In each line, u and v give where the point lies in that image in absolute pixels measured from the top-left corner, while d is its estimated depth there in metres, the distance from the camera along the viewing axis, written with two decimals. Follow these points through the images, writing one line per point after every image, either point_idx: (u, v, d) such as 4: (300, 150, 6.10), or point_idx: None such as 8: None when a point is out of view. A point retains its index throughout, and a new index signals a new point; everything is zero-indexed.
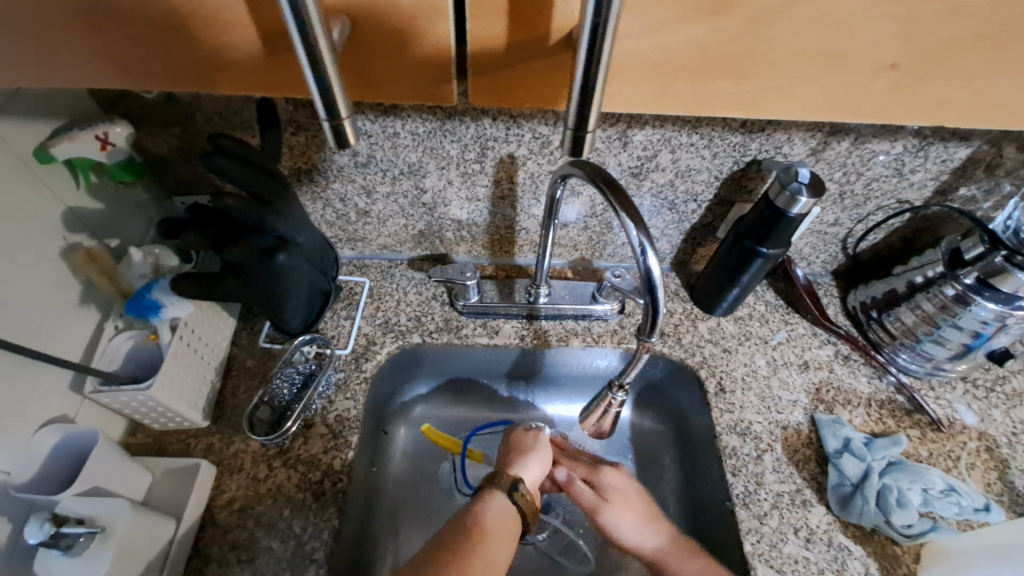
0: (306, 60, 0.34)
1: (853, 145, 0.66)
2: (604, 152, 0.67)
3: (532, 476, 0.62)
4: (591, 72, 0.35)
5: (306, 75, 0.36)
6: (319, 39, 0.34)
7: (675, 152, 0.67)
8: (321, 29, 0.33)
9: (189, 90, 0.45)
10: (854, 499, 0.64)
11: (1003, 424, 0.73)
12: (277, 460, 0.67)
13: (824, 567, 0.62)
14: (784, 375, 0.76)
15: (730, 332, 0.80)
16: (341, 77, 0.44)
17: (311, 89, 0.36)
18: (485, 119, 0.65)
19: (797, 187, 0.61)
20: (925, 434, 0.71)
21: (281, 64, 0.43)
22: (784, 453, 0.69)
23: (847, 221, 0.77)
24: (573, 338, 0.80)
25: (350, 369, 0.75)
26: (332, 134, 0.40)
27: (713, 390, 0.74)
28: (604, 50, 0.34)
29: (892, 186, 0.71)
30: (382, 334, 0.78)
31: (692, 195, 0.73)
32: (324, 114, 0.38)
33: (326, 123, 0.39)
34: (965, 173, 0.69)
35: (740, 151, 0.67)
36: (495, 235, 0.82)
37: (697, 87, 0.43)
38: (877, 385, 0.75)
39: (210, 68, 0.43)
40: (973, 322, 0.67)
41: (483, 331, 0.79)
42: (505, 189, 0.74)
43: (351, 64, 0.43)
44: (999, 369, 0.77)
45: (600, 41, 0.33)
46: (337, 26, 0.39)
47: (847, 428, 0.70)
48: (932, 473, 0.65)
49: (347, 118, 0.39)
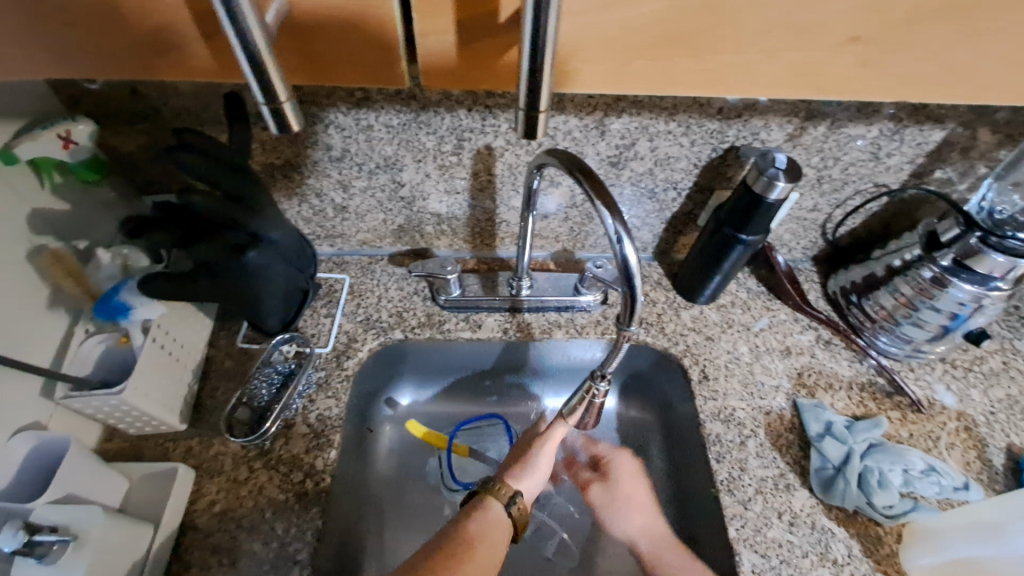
0: (240, 45, 0.34)
1: (829, 130, 0.66)
2: (582, 141, 0.67)
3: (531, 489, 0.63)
4: (538, 48, 0.34)
5: (239, 59, 0.35)
6: (253, 26, 0.33)
7: (653, 140, 0.67)
8: (252, 11, 0.32)
9: (126, 78, 0.44)
10: (835, 482, 0.64)
11: (981, 403, 0.73)
12: (258, 461, 0.66)
13: (808, 550, 0.62)
14: (766, 361, 0.76)
15: (712, 320, 0.80)
16: (288, 58, 0.43)
17: (245, 73, 0.36)
18: (460, 110, 0.64)
19: (773, 172, 0.61)
20: (906, 416, 0.72)
21: (221, 46, 0.41)
22: (767, 438, 0.69)
23: (826, 207, 0.77)
24: (556, 330, 0.79)
25: (331, 367, 0.74)
26: (275, 120, 0.39)
27: (696, 378, 0.74)
28: (549, 25, 0.33)
29: (869, 170, 0.71)
30: (363, 331, 0.77)
31: (672, 183, 0.73)
32: (263, 98, 0.37)
33: (265, 107, 0.38)
34: (940, 156, 0.69)
35: (717, 138, 0.67)
36: (475, 228, 0.81)
37: (651, 63, 0.42)
38: (858, 368, 0.76)
39: (150, 54, 0.42)
40: (950, 304, 0.68)
41: (465, 325, 0.79)
42: (484, 181, 0.73)
43: (296, 46, 0.42)
44: (977, 349, 0.78)
45: (543, 16, 0.33)
46: (272, 7, 0.38)
47: (829, 412, 0.70)
48: (912, 454, 0.66)
49: (289, 101, 0.38)
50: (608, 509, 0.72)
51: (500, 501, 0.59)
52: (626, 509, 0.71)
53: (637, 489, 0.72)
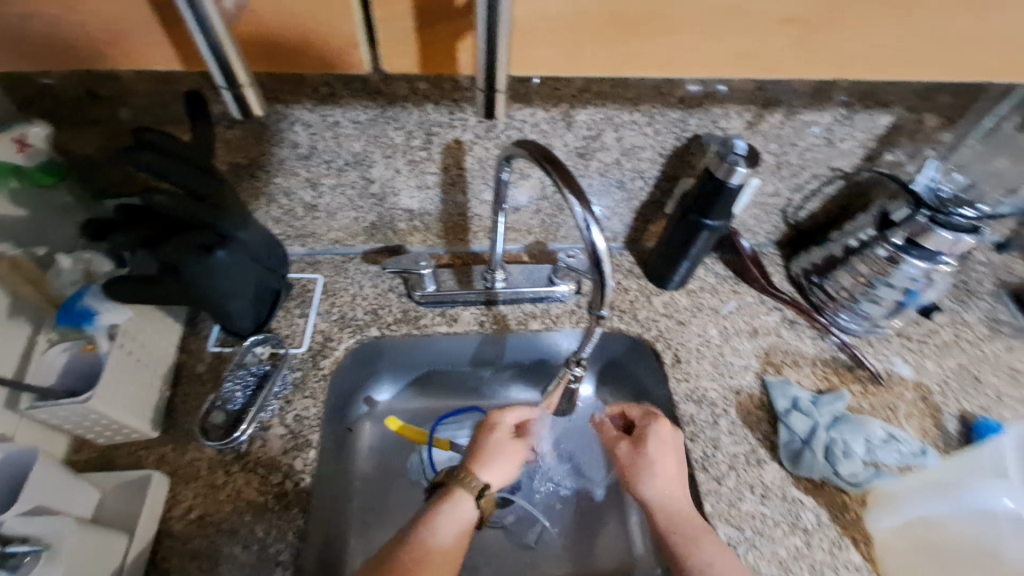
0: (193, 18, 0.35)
1: (786, 117, 0.68)
2: (550, 133, 0.68)
3: (496, 478, 0.62)
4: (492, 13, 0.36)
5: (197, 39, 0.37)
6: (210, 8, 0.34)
7: (619, 130, 0.68)
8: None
9: (81, 65, 0.43)
10: (803, 454, 0.67)
11: (935, 373, 0.78)
12: (235, 465, 0.65)
13: (779, 520, 0.64)
14: (735, 343, 0.79)
15: (683, 305, 0.82)
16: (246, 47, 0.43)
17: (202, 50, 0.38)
18: (427, 105, 0.64)
19: (734, 159, 0.64)
20: (867, 388, 0.75)
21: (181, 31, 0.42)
22: (738, 416, 0.72)
23: (786, 192, 0.80)
24: (531, 321, 0.80)
25: (307, 367, 0.73)
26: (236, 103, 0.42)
27: (670, 362, 0.77)
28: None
29: (824, 155, 0.74)
30: (339, 330, 0.77)
31: (639, 172, 0.75)
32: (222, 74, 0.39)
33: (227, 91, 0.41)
34: (890, 139, 0.72)
35: (680, 127, 0.69)
36: (448, 224, 0.82)
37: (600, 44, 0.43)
38: (821, 345, 0.79)
39: (108, 39, 0.42)
40: (903, 280, 0.72)
41: (442, 320, 0.79)
42: (454, 176, 0.74)
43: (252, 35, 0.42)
44: (930, 323, 0.82)
45: None
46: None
47: (794, 387, 0.73)
48: (872, 424, 0.69)
49: (248, 84, 0.41)
50: (646, 477, 0.62)
51: (466, 492, 0.59)
52: (651, 474, 0.63)
53: (673, 456, 0.64)
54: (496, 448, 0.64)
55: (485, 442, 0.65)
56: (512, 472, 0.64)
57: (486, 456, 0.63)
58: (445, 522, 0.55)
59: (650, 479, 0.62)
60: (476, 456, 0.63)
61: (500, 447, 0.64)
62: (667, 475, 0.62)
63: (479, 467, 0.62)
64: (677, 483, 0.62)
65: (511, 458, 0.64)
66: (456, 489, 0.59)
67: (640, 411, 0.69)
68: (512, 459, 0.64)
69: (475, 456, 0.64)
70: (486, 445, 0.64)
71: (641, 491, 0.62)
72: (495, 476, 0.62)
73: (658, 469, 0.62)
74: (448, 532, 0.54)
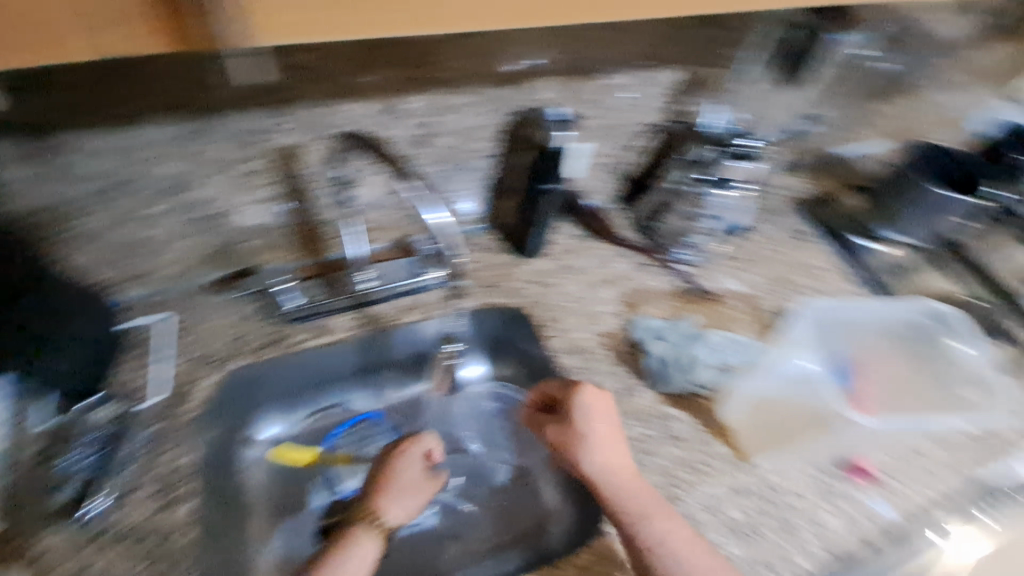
0: None
1: (593, 81, 0.76)
2: (381, 125, 0.69)
3: (402, 511, 0.66)
4: None
5: None
6: None
7: (448, 113, 0.71)
8: None
9: None
10: (666, 373, 0.76)
11: (759, 282, 0.91)
12: (96, 541, 0.57)
13: (659, 436, 0.73)
14: (598, 293, 0.86)
15: (548, 268, 0.88)
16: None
17: None
18: None
19: (555, 123, 0.70)
20: (709, 307, 0.87)
21: None
22: (609, 355, 0.80)
23: (613, 151, 0.89)
24: (407, 314, 0.80)
25: (168, 416, 0.67)
26: None
27: (543, 322, 0.82)
28: None
29: (634, 112, 0.84)
30: (199, 367, 0.71)
31: (478, 151, 0.79)
32: None
33: None
34: (680, 92, 0.84)
35: (503, 102, 0.73)
36: (300, 235, 0.79)
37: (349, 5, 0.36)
38: (668, 279, 0.89)
39: None
40: (712, 208, 0.88)
41: (313, 332, 0.77)
42: (292, 183, 0.72)
43: None
44: (747, 242, 0.97)
45: None
46: None
47: (651, 320, 0.82)
48: (713, 334, 0.81)
49: None
50: (584, 449, 0.67)
51: (367, 528, 0.62)
52: (595, 447, 0.67)
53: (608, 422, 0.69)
54: (399, 483, 0.69)
55: (386, 477, 0.69)
56: (417, 503, 0.68)
57: (390, 491, 0.67)
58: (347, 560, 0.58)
59: (594, 451, 0.67)
60: (379, 493, 0.67)
61: (403, 482, 0.69)
62: (608, 446, 0.67)
63: (382, 502, 0.66)
64: (617, 454, 0.67)
65: (413, 490, 0.69)
66: (360, 528, 0.62)
67: (562, 386, 0.75)
68: (417, 497, 0.68)
69: (378, 495, 0.67)
70: (387, 482, 0.68)
71: (583, 462, 0.67)
72: (400, 509, 0.66)
73: (600, 442, 0.67)
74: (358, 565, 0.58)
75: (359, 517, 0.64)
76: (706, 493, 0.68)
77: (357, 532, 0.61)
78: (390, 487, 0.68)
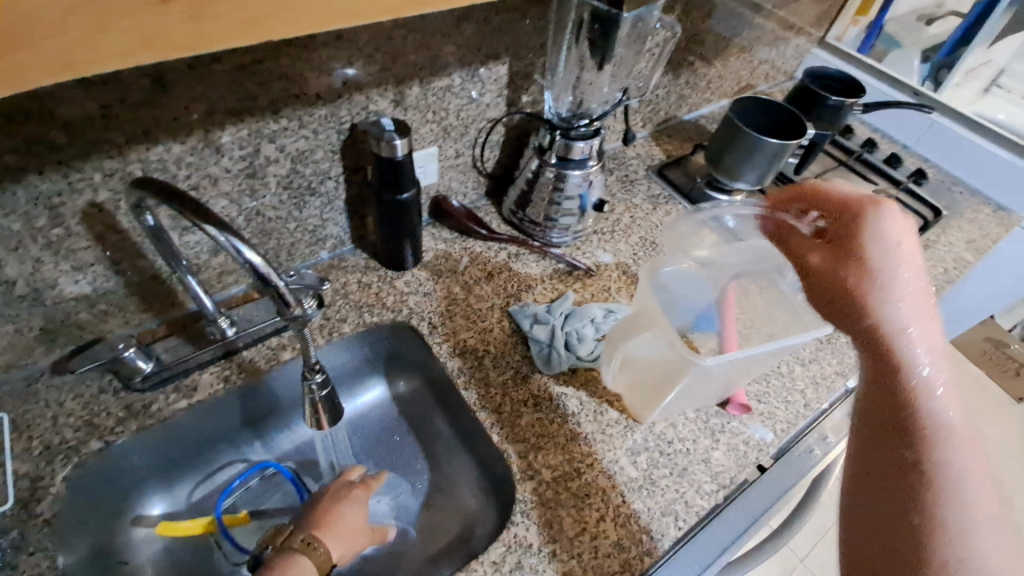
0: None
1: (423, 88, 0.77)
2: (202, 164, 0.65)
3: (342, 549, 0.65)
4: None
5: None
6: None
7: (276, 140, 0.69)
8: None
9: None
10: (551, 355, 0.79)
11: (627, 251, 0.97)
12: None
13: (553, 416, 0.75)
14: (478, 291, 0.87)
15: (424, 277, 0.88)
16: None
17: None
18: (29, 176, 0.56)
19: (389, 134, 0.70)
20: (585, 283, 0.91)
21: None
22: (496, 349, 0.81)
23: (466, 151, 0.90)
24: (283, 351, 0.77)
25: (20, 522, 0.60)
26: None
27: (427, 331, 0.82)
28: None
29: (475, 111, 0.86)
30: (47, 463, 0.64)
31: (323, 174, 0.77)
32: None
33: None
34: (516, 84, 0.87)
35: (334, 120, 0.72)
36: (146, 294, 0.73)
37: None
38: (544, 264, 0.93)
39: None
40: (574, 189, 0.88)
41: (178, 396, 0.71)
42: (118, 242, 0.66)
43: None
44: (613, 215, 1.02)
45: None
46: None
47: (531, 307, 0.84)
48: (593, 307, 0.84)
49: None
50: (889, 290, 0.54)
51: (309, 561, 0.61)
52: (893, 279, 0.54)
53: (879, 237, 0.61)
54: (348, 518, 0.67)
55: (339, 510, 0.68)
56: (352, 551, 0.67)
57: (336, 526, 0.66)
58: None
59: (898, 272, 0.54)
60: (325, 526, 0.66)
61: (351, 520, 0.67)
62: (915, 276, 0.54)
63: (327, 537, 0.65)
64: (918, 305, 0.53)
65: (357, 532, 0.67)
66: (302, 560, 0.60)
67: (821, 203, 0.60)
68: (358, 530, 0.68)
69: (325, 528, 0.65)
70: (338, 514, 0.67)
71: (883, 311, 0.54)
72: (339, 547, 0.65)
73: (906, 266, 0.54)
74: None
75: (302, 546, 0.62)
76: (605, 460, 0.72)
77: (298, 565, 0.60)
78: (338, 521, 0.66)
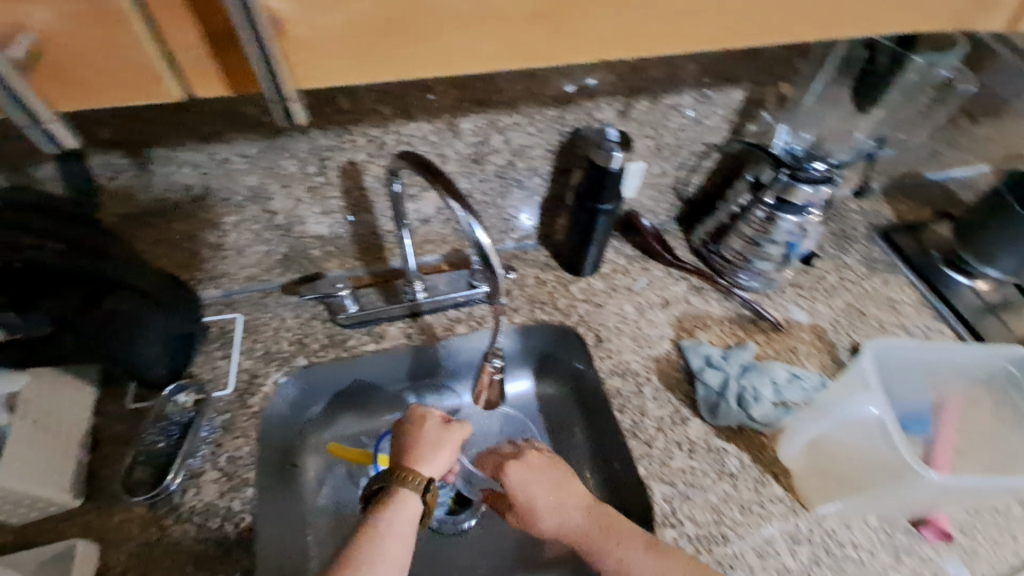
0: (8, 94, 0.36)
1: (653, 103, 0.75)
2: (440, 144, 0.72)
3: (439, 466, 0.63)
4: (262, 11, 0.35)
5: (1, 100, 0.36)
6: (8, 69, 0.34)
7: (505, 133, 0.73)
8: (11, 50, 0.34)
9: None
10: (720, 405, 0.72)
11: (827, 313, 0.86)
12: (168, 518, 0.63)
13: (707, 469, 0.69)
14: (650, 316, 0.84)
15: (599, 288, 0.87)
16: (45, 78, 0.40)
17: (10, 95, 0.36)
18: (314, 131, 0.67)
19: (609, 146, 0.70)
20: (770, 337, 0.82)
21: None
22: (659, 381, 0.77)
23: (672, 171, 0.87)
24: (458, 325, 0.83)
25: (235, 407, 0.72)
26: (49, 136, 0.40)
27: (592, 342, 0.81)
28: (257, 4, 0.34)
29: (695, 133, 0.82)
30: (265, 364, 0.76)
31: (533, 169, 0.80)
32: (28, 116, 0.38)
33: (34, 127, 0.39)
34: (746, 113, 0.81)
35: (559, 123, 0.74)
36: (362, 245, 0.83)
37: (365, 59, 0.40)
38: (726, 305, 0.86)
39: None
40: (783, 235, 0.80)
41: (369, 338, 0.80)
42: (357, 197, 0.76)
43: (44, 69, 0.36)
44: (817, 270, 0.91)
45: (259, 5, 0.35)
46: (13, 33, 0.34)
47: (705, 347, 0.79)
48: (776, 366, 0.75)
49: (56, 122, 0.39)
50: None
51: (409, 490, 0.59)
52: None
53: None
54: (435, 437, 0.65)
55: (421, 433, 0.65)
56: (451, 460, 0.65)
57: (425, 449, 0.64)
58: (391, 523, 0.56)
59: None
60: (412, 451, 0.64)
61: (433, 437, 0.65)
62: None
63: (419, 461, 0.63)
64: None
65: (449, 446, 0.65)
66: (399, 488, 0.59)
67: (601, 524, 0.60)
68: (449, 444, 0.65)
69: (411, 453, 0.63)
70: (422, 438, 0.65)
71: None
72: (438, 465, 0.63)
73: None
74: (405, 528, 0.56)
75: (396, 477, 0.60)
76: (757, 537, 0.65)
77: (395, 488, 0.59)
78: (424, 444, 0.64)
